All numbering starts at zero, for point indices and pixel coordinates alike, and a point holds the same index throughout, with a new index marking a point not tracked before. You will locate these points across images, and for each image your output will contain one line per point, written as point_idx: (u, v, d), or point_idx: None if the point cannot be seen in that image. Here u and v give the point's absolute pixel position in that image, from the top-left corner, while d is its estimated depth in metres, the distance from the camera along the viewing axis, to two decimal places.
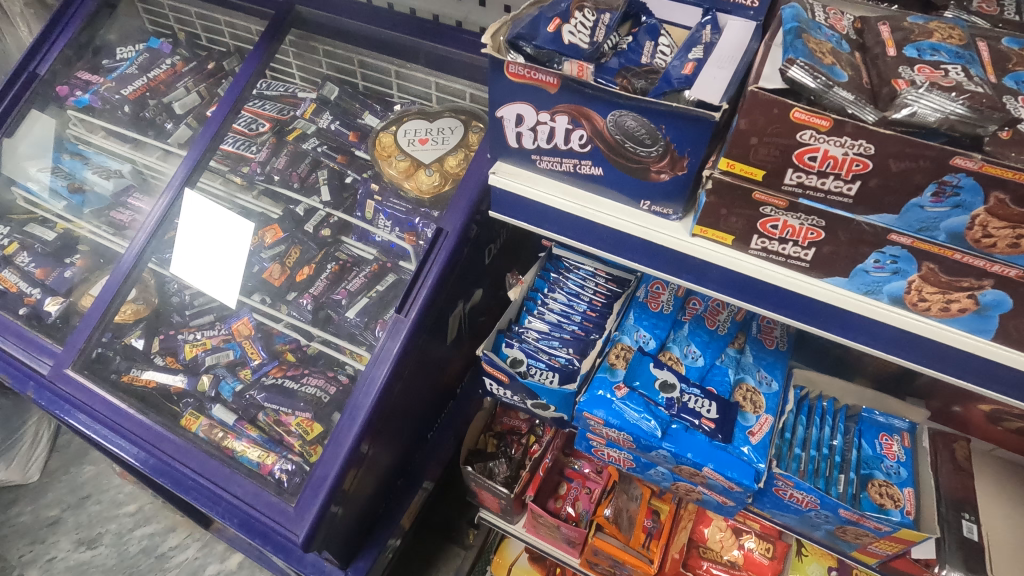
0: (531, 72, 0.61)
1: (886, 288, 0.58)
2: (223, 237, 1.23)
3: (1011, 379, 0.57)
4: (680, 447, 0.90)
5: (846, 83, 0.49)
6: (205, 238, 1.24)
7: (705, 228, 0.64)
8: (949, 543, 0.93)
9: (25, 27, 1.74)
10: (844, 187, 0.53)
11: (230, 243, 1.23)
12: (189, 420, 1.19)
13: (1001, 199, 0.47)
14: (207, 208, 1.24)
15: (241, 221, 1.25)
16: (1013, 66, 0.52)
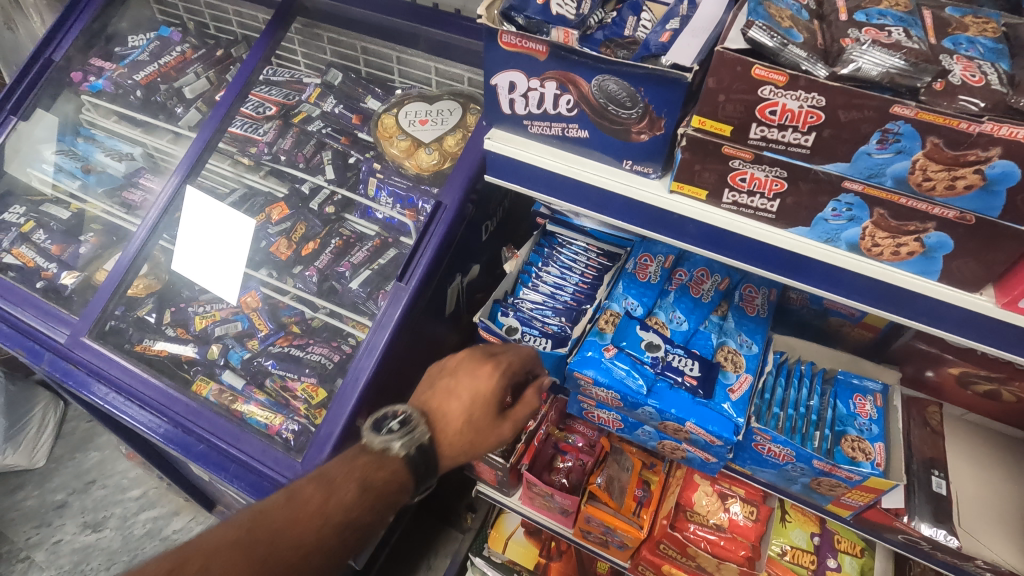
0: (522, 41, 0.67)
1: (843, 235, 0.64)
2: (224, 234, 1.25)
3: (957, 318, 0.63)
4: (665, 403, 0.95)
5: (802, 43, 0.56)
6: (208, 233, 1.26)
7: (681, 184, 0.70)
8: (919, 497, 0.99)
9: (38, 17, 1.80)
10: (802, 139, 0.59)
11: (231, 241, 1.25)
12: (200, 385, 1.25)
13: (936, 143, 0.53)
14: (206, 203, 1.28)
15: (242, 219, 1.25)
16: (952, 30, 0.58)
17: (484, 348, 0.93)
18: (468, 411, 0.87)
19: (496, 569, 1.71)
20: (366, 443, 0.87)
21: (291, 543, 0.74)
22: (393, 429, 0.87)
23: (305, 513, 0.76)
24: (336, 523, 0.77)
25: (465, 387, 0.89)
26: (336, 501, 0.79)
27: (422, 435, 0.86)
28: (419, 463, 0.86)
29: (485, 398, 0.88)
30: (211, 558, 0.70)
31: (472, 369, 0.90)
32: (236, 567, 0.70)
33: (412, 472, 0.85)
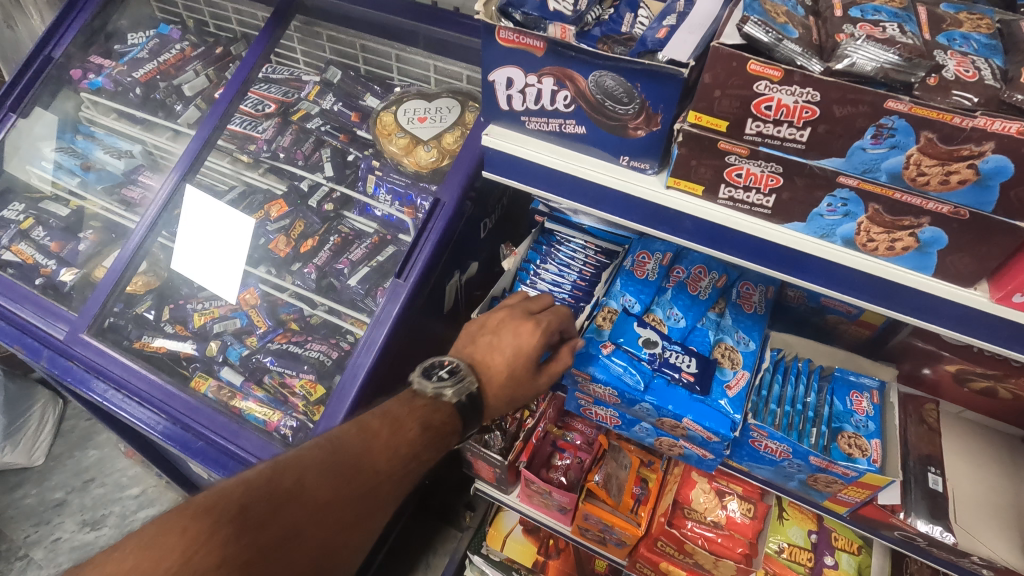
0: (519, 37, 0.67)
1: (839, 230, 0.64)
2: (224, 233, 1.25)
3: (951, 312, 0.63)
4: (662, 400, 0.95)
5: (797, 38, 0.56)
6: (207, 231, 1.27)
7: (677, 180, 0.70)
8: (915, 493, 0.99)
9: (38, 15, 1.81)
10: (797, 134, 0.59)
11: (231, 239, 1.25)
12: (199, 381, 1.26)
13: (930, 138, 0.53)
14: (207, 203, 1.28)
15: (241, 218, 1.26)
16: (947, 26, 0.58)
17: (522, 308, 0.96)
18: (512, 365, 0.90)
19: (494, 567, 1.72)
20: (416, 390, 0.88)
21: (371, 468, 0.76)
22: (441, 380, 0.88)
23: (380, 440, 0.79)
24: (407, 455, 0.80)
25: (508, 343, 0.91)
26: (403, 435, 0.81)
27: (471, 385, 0.89)
28: (467, 411, 0.88)
29: (528, 352, 0.91)
30: (305, 471, 0.71)
31: (514, 326, 0.93)
32: (328, 483, 0.72)
33: (461, 418, 0.88)
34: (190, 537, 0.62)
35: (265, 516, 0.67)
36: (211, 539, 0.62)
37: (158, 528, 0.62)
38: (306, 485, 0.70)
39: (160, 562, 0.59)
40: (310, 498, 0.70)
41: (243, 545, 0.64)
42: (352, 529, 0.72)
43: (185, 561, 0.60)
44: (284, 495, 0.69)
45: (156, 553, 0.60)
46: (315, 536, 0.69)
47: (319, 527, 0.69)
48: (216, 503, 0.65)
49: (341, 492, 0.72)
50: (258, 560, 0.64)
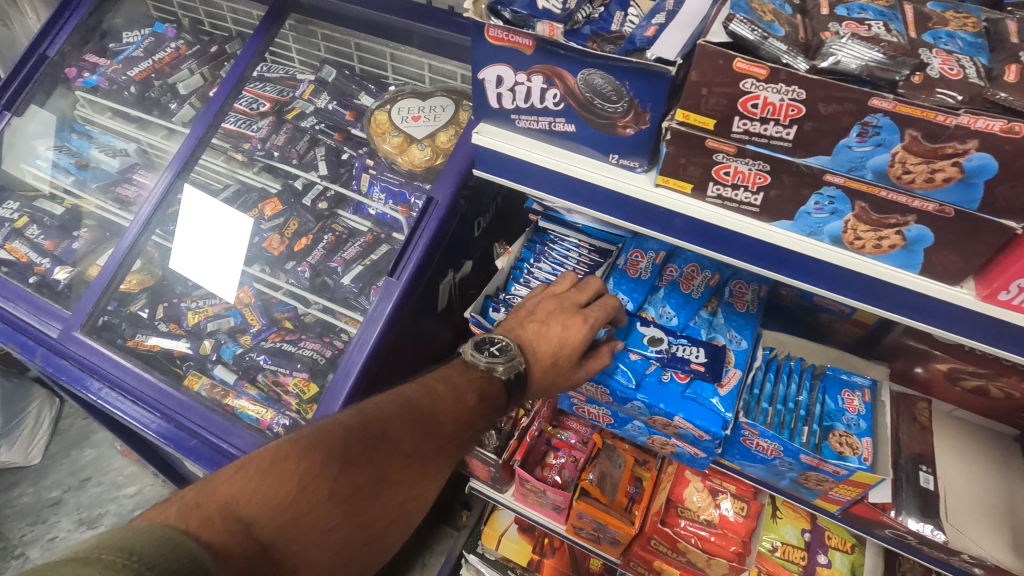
0: (509, 35, 0.67)
1: (826, 228, 0.65)
2: (223, 232, 1.25)
3: (938, 310, 0.64)
4: (654, 398, 0.95)
5: (782, 37, 0.57)
6: (206, 231, 1.26)
7: (666, 178, 0.70)
8: (906, 492, 0.99)
9: (34, 13, 1.81)
10: (784, 132, 0.59)
11: (230, 237, 1.25)
12: (192, 380, 1.26)
13: (914, 136, 0.53)
14: (208, 204, 1.28)
15: (241, 218, 1.26)
16: (933, 25, 0.59)
17: (571, 300, 0.96)
18: (556, 354, 0.90)
19: (489, 566, 1.77)
20: (469, 362, 0.92)
21: (442, 427, 0.80)
22: (492, 356, 0.91)
23: (447, 403, 0.84)
24: (468, 420, 0.84)
25: (555, 334, 0.91)
26: (466, 402, 0.85)
27: (521, 364, 0.90)
28: (515, 391, 0.90)
29: (573, 346, 0.90)
30: (391, 423, 0.76)
31: (562, 319, 0.93)
32: (410, 436, 0.77)
33: (506, 397, 0.90)
34: (304, 468, 0.66)
35: (364, 457, 0.71)
36: (322, 472, 0.67)
37: (276, 457, 0.66)
38: (392, 435, 0.75)
39: (281, 487, 0.64)
40: (398, 447, 0.75)
41: (347, 482, 0.69)
42: (428, 480, 0.77)
43: (300, 489, 0.65)
44: (376, 441, 0.73)
45: (277, 479, 0.64)
46: (399, 483, 0.74)
47: (403, 475, 0.74)
48: (322, 440, 0.69)
49: (420, 445, 0.77)
50: (356, 497, 0.69)
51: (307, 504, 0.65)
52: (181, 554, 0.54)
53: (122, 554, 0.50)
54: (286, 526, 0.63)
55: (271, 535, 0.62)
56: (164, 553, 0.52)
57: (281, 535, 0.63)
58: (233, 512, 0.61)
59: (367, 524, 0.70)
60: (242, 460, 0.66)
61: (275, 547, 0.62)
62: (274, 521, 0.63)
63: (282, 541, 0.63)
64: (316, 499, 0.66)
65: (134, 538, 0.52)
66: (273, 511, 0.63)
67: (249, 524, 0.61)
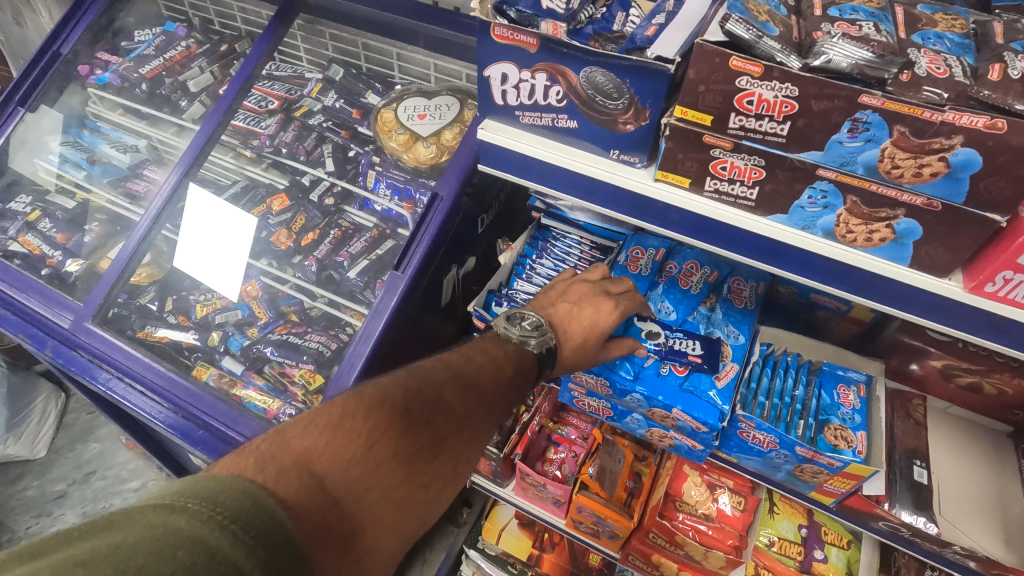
0: (513, 34, 0.70)
1: (819, 222, 0.67)
2: (227, 232, 1.27)
3: (928, 301, 0.66)
4: (652, 390, 0.97)
5: (776, 36, 0.60)
6: (212, 232, 1.28)
7: (665, 173, 0.72)
8: (900, 485, 1.01)
9: (46, 13, 1.85)
10: (778, 128, 0.61)
11: (234, 238, 1.27)
12: (201, 370, 1.29)
13: (902, 132, 0.56)
14: (213, 204, 1.30)
15: (245, 217, 1.28)
16: (922, 26, 0.62)
17: (602, 287, 1.03)
18: (585, 335, 0.97)
19: (489, 561, 1.81)
20: (502, 335, 0.99)
21: (485, 395, 0.85)
22: (525, 330, 0.98)
23: (486, 375, 0.88)
24: (505, 391, 0.89)
25: (587, 316, 0.98)
26: (504, 372, 0.90)
27: (551, 339, 0.97)
28: (546, 363, 0.96)
29: (602, 328, 0.98)
30: (440, 388, 0.79)
31: (593, 302, 1.00)
32: (459, 401, 0.80)
33: (538, 369, 0.96)
34: (370, 426, 0.67)
35: (423, 418, 0.73)
36: (387, 431, 0.68)
37: (344, 412, 0.67)
38: (443, 400, 0.78)
39: (350, 442, 0.64)
40: (451, 410, 0.78)
41: (409, 441, 0.70)
42: (477, 445, 0.79)
43: (368, 446, 0.65)
44: (430, 405, 0.76)
45: (346, 434, 0.65)
46: (452, 445, 0.76)
47: (456, 438, 0.76)
48: (384, 400, 0.71)
49: (468, 411, 0.80)
50: (417, 457, 0.70)
51: (374, 460, 0.65)
52: (260, 507, 0.52)
53: (206, 504, 0.49)
54: (356, 481, 0.63)
55: (341, 490, 0.61)
56: (244, 506, 0.51)
57: (351, 491, 0.62)
58: (306, 465, 0.60)
59: (426, 485, 0.70)
60: (309, 415, 0.66)
61: (344, 504, 0.61)
62: (344, 477, 0.62)
63: (351, 498, 0.62)
64: (382, 457, 0.66)
65: (216, 487, 0.52)
66: (344, 466, 0.62)
67: (322, 478, 0.60)
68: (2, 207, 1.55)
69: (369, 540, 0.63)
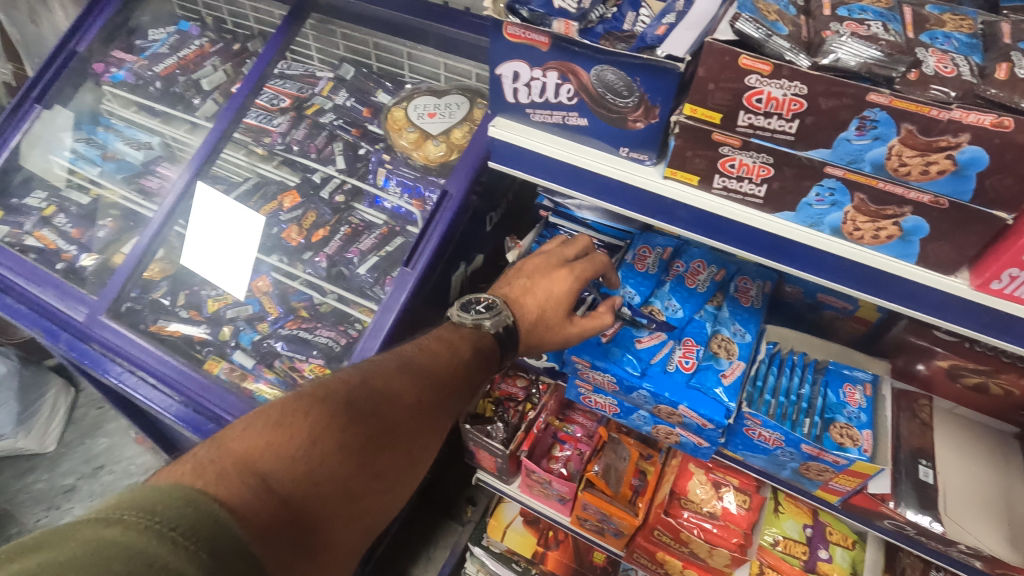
0: (526, 33, 0.71)
1: (826, 219, 0.68)
2: (236, 230, 1.27)
3: (933, 299, 0.67)
4: (658, 387, 0.98)
5: (786, 35, 0.60)
6: (221, 229, 1.29)
7: (674, 170, 0.73)
8: (905, 485, 1.01)
9: (61, 11, 1.89)
10: (786, 126, 0.62)
11: (243, 236, 1.26)
12: (212, 364, 1.30)
13: (909, 129, 0.56)
14: (223, 203, 1.29)
15: (252, 216, 1.25)
16: (930, 26, 0.62)
17: (558, 256, 1.05)
18: (542, 307, 0.98)
19: (495, 559, 1.82)
20: (457, 322, 1.01)
21: (440, 380, 0.89)
22: (478, 313, 1.00)
23: (442, 361, 0.92)
24: (465, 372, 0.93)
25: (542, 288, 1.00)
26: (462, 354, 0.95)
27: (508, 317, 0.99)
28: (506, 341, 0.98)
29: (558, 297, 0.99)
30: (388, 380, 0.83)
31: (547, 274, 1.02)
32: (409, 388, 0.84)
33: (500, 349, 0.99)
34: (311, 422, 0.71)
35: (369, 411, 0.77)
36: (330, 425, 0.71)
37: (284, 412, 0.71)
38: (391, 390, 0.82)
39: (293, 440, 0.68)
40: (401, 400, 0.81)
41: (355, 433, 0.73)
42: (431, 429, 0.84)
43: (311, 442, 0.69)
44: (376, 398, 0.79)
45: (287, 433, 0.68)
46: (405, 433, 0.80)
47: (409, 425, 0.80)
48: (326, 396, 0.75)
49: (420, 398, 0.84)
50: (366, 448, 0.74)
51: (320, 454, 0.69)
52: (202, 512, 0.55)
53: (144, 514, 0.52)
54: (302, 478, 0.66)
55: (289, 488, 0.65)
56: (185, 513, 0.54)
57: (299, 487, 0.66)
58: (247, 467, 0.64)
59: (378, 474, 0.74)
60: (249, 419, 0.70)
61: (294, 500, 0.65)
62: (291, 474, 0.66)
63: (300, 494, 0.65)
64: (328, 450, 0.69)
65: (156, 497, 0.54)
66: (288, 463, 0.66)
67: (265, 477, 0.64)
68: (18, 202, 1.57)
69: (325, 532, 0.67)
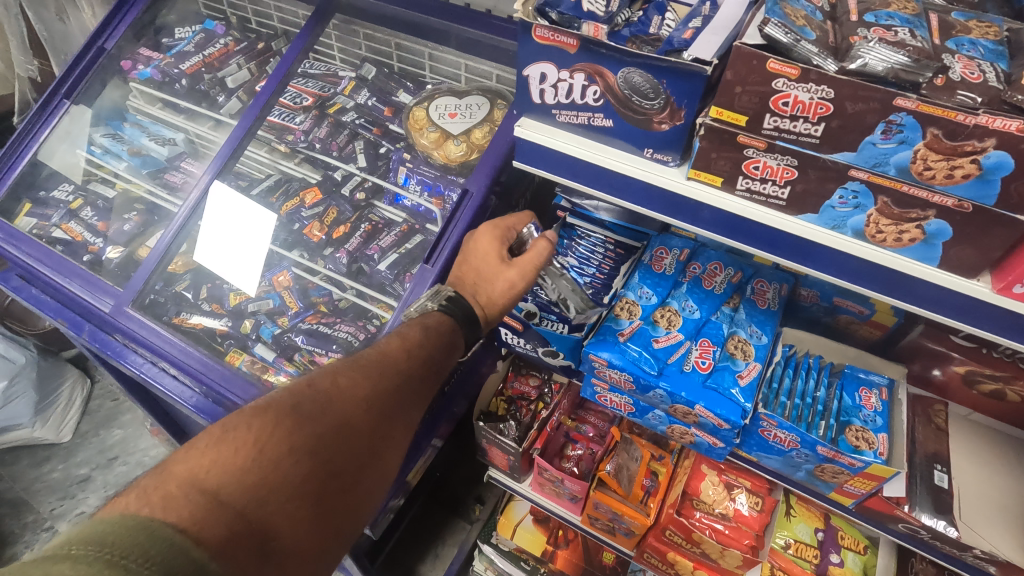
0: (554, 35, 0.72)
1: (849, 221, 0.69)
2: (245, 225, 1.35)
3: (954, 303, 0.67)
4: (675, 386, 0.98)
5: (813, 40, 0.62)
6: (229, 228, 1.35)
7: (698, 172, 0.75)
8: (920, 488, 1.02)
9: (89, 10, 1.94)
10: (812, 129, 0.64)
11: (253, 231, 1.35)
12: (234, 356, 1.33)
13: (935, 133, 0.58)
14: (235, 201, 1.36)
15: (265, 213, 1.36)
16: (956, 33, 0.64)
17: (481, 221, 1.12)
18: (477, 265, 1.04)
19: (503, 557, 1.82)
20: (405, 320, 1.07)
21: (393, 370, 0.93)
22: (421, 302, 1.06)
23: (393, 350, 0.95)
24: (421, 357, 0.96)
25: (472, 254, 1.06)
26: (412, 336, 0.98)
27: (449, 292, 1.05)
28: (453, 310, 1.02)
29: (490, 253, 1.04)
30: (334, 378, 0.87)
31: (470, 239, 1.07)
32: (358, 383, 0.88)
33: (450, 319, 1.03)
34: (256, 431, 0.75)
35: (317, 411, 0.82)
36: (276, 431, 0.76)
37: (227, 427, 0.75)
38: (339, 388, 0.86)
39: (238, 452, 0.72)
40: (351, 395, 0.86)
41: (305, 435, 0.78)
42: (388, 420, 0.89)
43: (258, 450, 0.73)
44: (324, 399, 0.83)
45: (232, 447, 0.72)
46: (360, 428, 0.84)
47: (363, 420, 0.85)
48: (268, 405, 0.79)
49: (373, 391, 0.88)
50: (319, 449, 0.79)
51: (270, 461, 0.73)
52: (156, 537, 0.59)
53: (93, 547, 0.54)
54: (255, 487, 0.71)
55: (242, 499, 0.69)
56: (139, 540, 0.57)
57: (253, 496, 0.70)
58: (195, 485, 0.67)
59: (338, 471, 0.79)
60: (192, 442, 0.74)
61: (250, 511, 0.69)
62: (242, 486, 0.70)
63: (256, 504, 0.70)
64: (278, 456, 0.74)
65: (106, 532, 0.57)
66: (237, 476, 0.70)
67: (216, 492, 0.68)
68: (45, 194, 1.60)
69: (289, 536, 0.71)
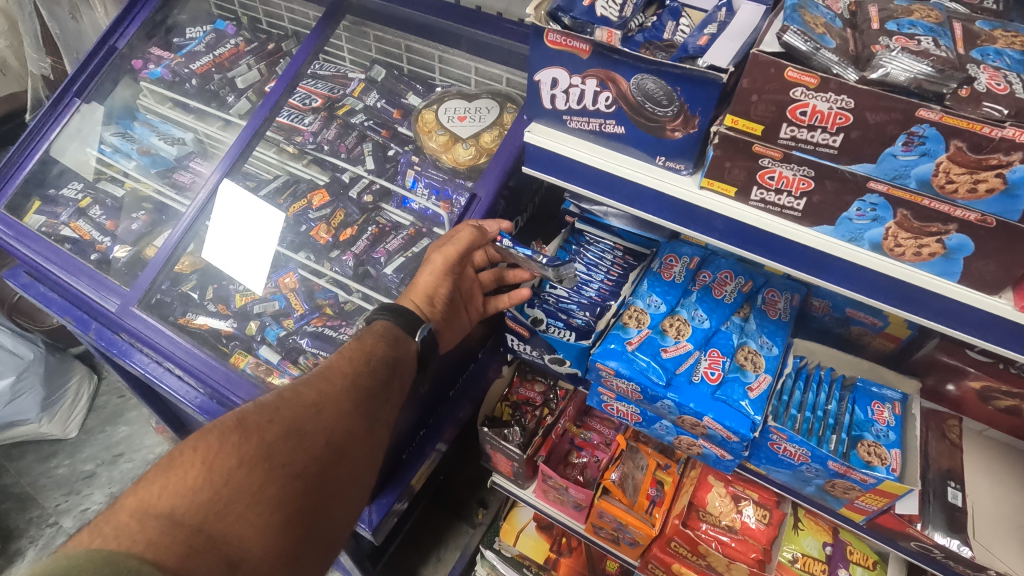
0: (567, 40, 0.71)
1: (867, 234, 0.67)
2: (255, 225, 1.35)
3: (974, 318, 0.65)
4: (684, 397, 0.96)
5: (833, 48, 0.60)
6: (241, 226, 1.36)
7: (711, 181, 0.73)
8: (932, 506, 1.00)
9: (102, 8, 1.95)
10: (831, 139, 0.62)
11: (260, 231, 1.35)
12: (239, 358, 1.33)
13: (959, 146, 0.56)
14: (246, 200, 1.37)
15: (273, 212, 1.37)
16: (981, 42, 0.62)
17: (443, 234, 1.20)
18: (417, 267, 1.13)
19: (505, 563, 1.78)
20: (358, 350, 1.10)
21: (342, 372, 0.92)
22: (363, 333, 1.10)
23: (336, 357, 0.95)
24: (366, 355, 0.96)
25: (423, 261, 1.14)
26: (350, 345, 0.98)
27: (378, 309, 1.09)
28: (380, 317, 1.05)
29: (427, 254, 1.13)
30: (278, 390, 0.87)
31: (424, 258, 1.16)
32: (306, 389, 0.87)
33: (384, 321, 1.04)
34: (202, 452, 0.75)
35: (265, 421, 0.81)
36: (222, 447, 0.76)
37: (172, 454, 0.75)
38: (286, 397, 0.85)
39: (187, 473, 0.72)
40: (301, 400, 0.85)
41: (254, 445, 0.77)
42: (349, 415, 0.87)
43: (208, 468, 0.73)
44: (270, 409, 0.83)
45: (180, 471, 0.72)
46: (315, 428, 0.83)
47: (316, 421, 0.83)
48: (212, 426, 0.79)
49: (323, 393, 0.87)
50: (272, 455, 0.77)
51: (220, 477, 0.73)
52: (121, 570, 0.60)
53: None
54: (208, 504, 0.71)
55: (197, 518, 0.69)
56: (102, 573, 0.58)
57: (207, 513, 0.70)
58: (146, 512, 0.68)
59: (298, 474, 0.78)
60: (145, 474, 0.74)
61: (207, 526, 0.69)
62: (197, 505, 0.70)
63: (212, 519, 0.70)
64: (228, 469, 0.74)
65: (71, 565, 0.58)
66: (188, 497, 0.70)
67: (170, 515, 0.68)
68: (55, 192, 1.61)
69: (253, 544, 0.71)
